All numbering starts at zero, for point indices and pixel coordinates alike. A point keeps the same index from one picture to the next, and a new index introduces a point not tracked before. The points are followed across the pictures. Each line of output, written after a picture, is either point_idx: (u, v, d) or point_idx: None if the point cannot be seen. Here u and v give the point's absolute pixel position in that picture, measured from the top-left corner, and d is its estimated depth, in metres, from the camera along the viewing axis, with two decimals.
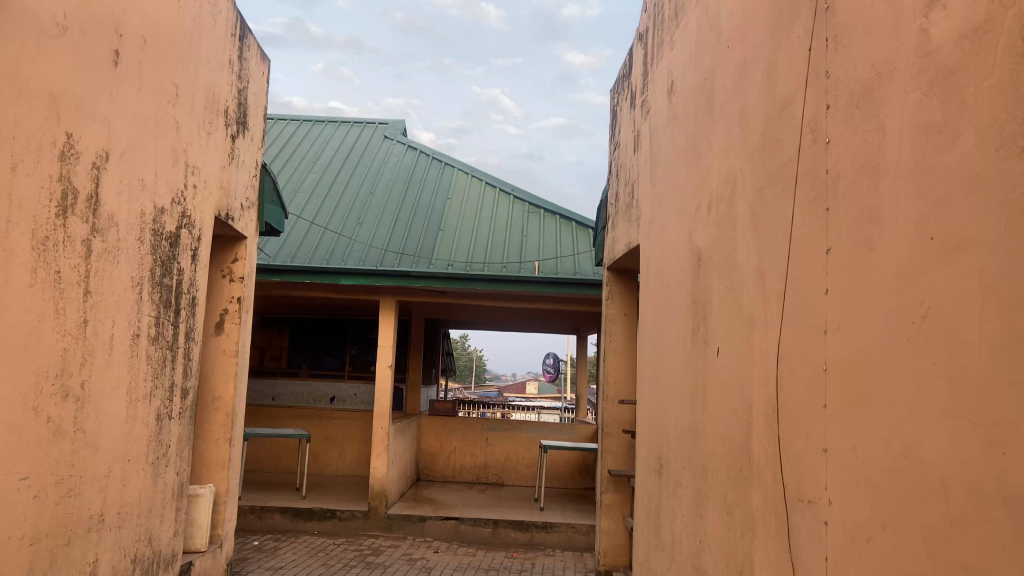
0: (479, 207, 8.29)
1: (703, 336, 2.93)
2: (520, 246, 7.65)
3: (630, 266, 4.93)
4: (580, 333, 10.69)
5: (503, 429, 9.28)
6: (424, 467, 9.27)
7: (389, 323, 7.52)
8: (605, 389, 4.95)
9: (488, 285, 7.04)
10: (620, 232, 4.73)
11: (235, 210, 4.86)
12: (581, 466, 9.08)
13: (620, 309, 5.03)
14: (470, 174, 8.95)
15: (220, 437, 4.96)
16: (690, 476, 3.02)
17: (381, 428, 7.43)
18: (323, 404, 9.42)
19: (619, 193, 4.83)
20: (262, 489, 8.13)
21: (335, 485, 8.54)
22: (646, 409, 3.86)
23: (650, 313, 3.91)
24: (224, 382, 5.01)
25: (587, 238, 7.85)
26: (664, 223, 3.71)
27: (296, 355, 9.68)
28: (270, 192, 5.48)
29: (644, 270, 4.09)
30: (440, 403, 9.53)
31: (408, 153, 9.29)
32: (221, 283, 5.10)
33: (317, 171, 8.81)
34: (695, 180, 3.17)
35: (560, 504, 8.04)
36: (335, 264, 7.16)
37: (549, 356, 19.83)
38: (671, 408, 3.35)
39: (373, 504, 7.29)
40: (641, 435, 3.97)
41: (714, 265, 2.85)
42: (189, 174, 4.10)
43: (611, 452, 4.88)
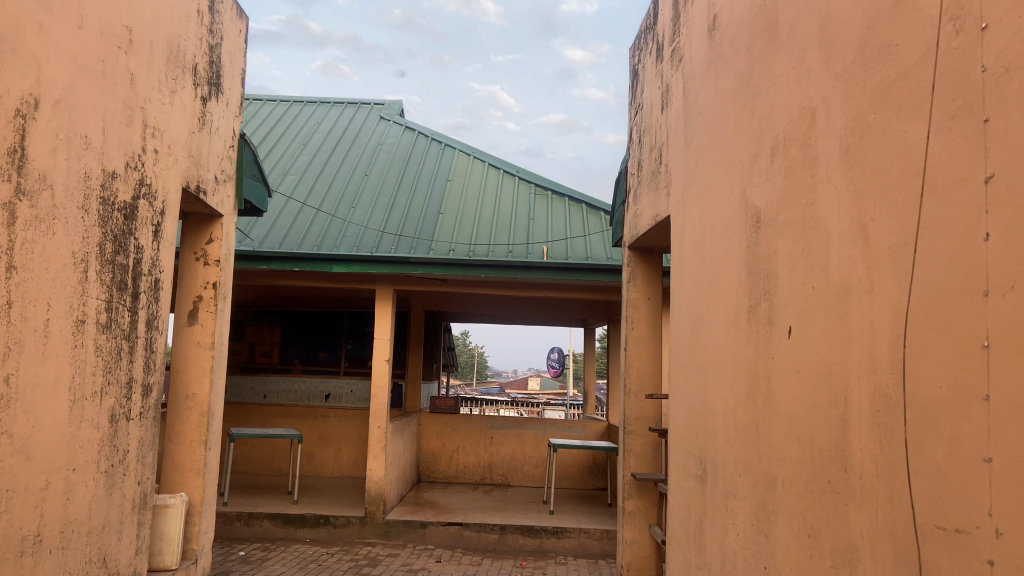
0: (482, 190, 7.70)
1: (766, 315, 2.37)
2: (526, 230, 7.07)
3: (655, 243, 4.37)
4: (588, 324, 10.13)
5: (509, 426, 8.72)
6: (425, 467, 8.73)
7: (385, 315, 6.96)
8: (628, 382, 4.38)
9: (493, 272, 6.47)
10: (644, 204, 4.16)
11: (209, 184, 4.29)
12: (592, 465, 8.54)
13: (644, 292, 4.46)
14: (472, 155, 8.37)
15: (193, 440, 4.40)
16: (749, 485, 2.47)
17: (378, 427, 6.86)
18: (318, 402, 8.86)
19: (642, 160, 4.26)
20: (251, 493, 7.57)
21: (330, 488, 7.99)
22: (683, 406, 3.29)
23: (686, 293, 3.34)
24: (198, 378, 4.45)
25: (599, 222, 7.27)
26: (703, 185, 3.14)
27: (289, 351, 9.12)
28: (250, 167, 4.90)
29: (677, 244, 3.52)
30: (441, 400, 8.97)
31: (405, 134, 8.71)
32: (194, 267, 4.52)
33: (308, 153, 8.24)
34: (749, 126, 2.60)
35: (571, 507, 7.49)
36: (326, 249, 6.60)
37: (553, 351, 19.29)
38: (719, 402, 2.79)
39: (370, 509, 6.73)
40: (675, 435, 3.42)
41: (781, 226, 2.30)
42: (148, 136, 3.53)
43: (634, 453, 4.32)
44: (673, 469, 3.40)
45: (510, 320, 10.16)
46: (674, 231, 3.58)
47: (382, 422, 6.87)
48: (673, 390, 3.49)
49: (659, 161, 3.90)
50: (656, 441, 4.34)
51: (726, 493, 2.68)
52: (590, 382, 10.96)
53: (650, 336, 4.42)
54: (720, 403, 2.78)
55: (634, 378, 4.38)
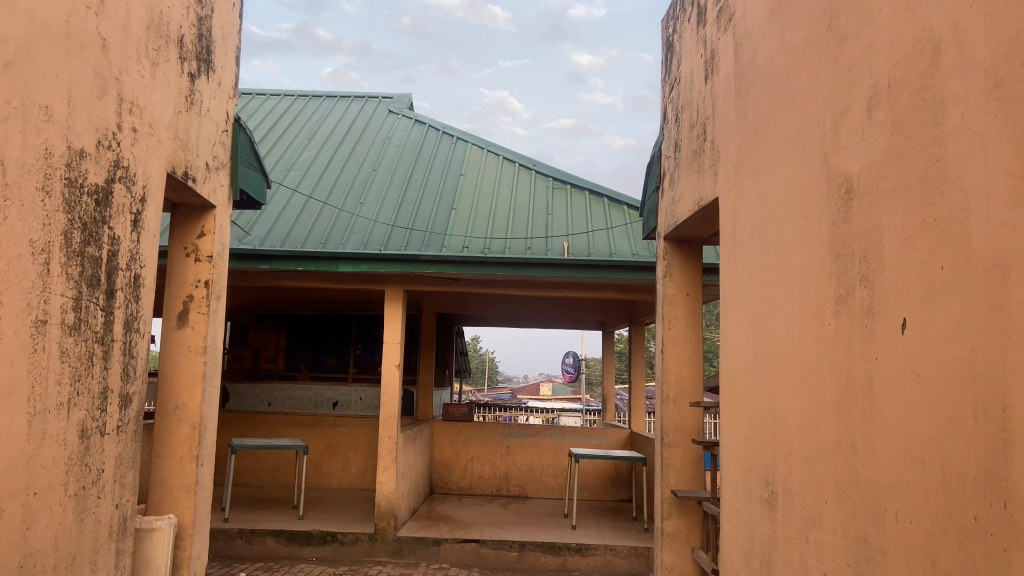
0: (497, 184, 7.26)
1: (864, 305, 1.93)
2: (545, 224, 6.62)
3: (694, 233, 3.91)
4: (606, 327, 9.69)
5: (525, 435, 8.26)
6: (438, 478, 8.29)
7: (395, 317, 6.54)
8: (665, 388, 3.93)
9: (510, 270, 6.04)
10: (683, 189, 3.71)
11: (200, 171, 3.88)
12: (615, 475, 8.08)
13: (681, 288, 4.01)
14: (486, 149, 7.93)
15: (184, 454, 3.98)
16: (842, 514, 2.01)
17: (388, 437, 6.43)
18: (325, 410, 8.47)
19: (681, 139, 3.80)
20: (254, 508, 7.13)
21: (339, 501, 7.57)
22: (739, 416, 2.84)
23: (740, 286, 2.89)
24: (189, 386, 4.03)
25: (621, 216, 6.79)
26: (763, 158, 2.69)
27: (295, 356, 8.70)
28: (246, 155, 4.49)
29: (726, 231, 3.08)
30: (454, 407, 8.50)
31: (415, 128, 8.28)
32: (184, 264, 4.10)
33: (313, 147, 7.83)
34: (834, 79, 2.15)
35: (594, 521, 7.04)
36: (331, 246, 6.19)
37: (567, 355, 18.81)
38: (793, 413, 2.34)
39: (380, 526, 6.28)
40: (729, 450, 2.96)
41: (887, 194, 1.85)
42: (125, 112, 3.11)
43: (674, 468, 3.86)
44: (727, 488, 2.94)
45: (525, 322, 9.70)
46: (723, 216, 3.14)
47: (393, 431, 6.44)
48: (725, 398, 3.04)
49: (702, 137, 3.46)
50: (697, 454, 3.88)
51: (806, 522, 2.23)
52: (608, 386, 10.50)
53: (689, 336, 3.96)
54: (794, 414, 2.33)
55: (672, 383, 3.93)
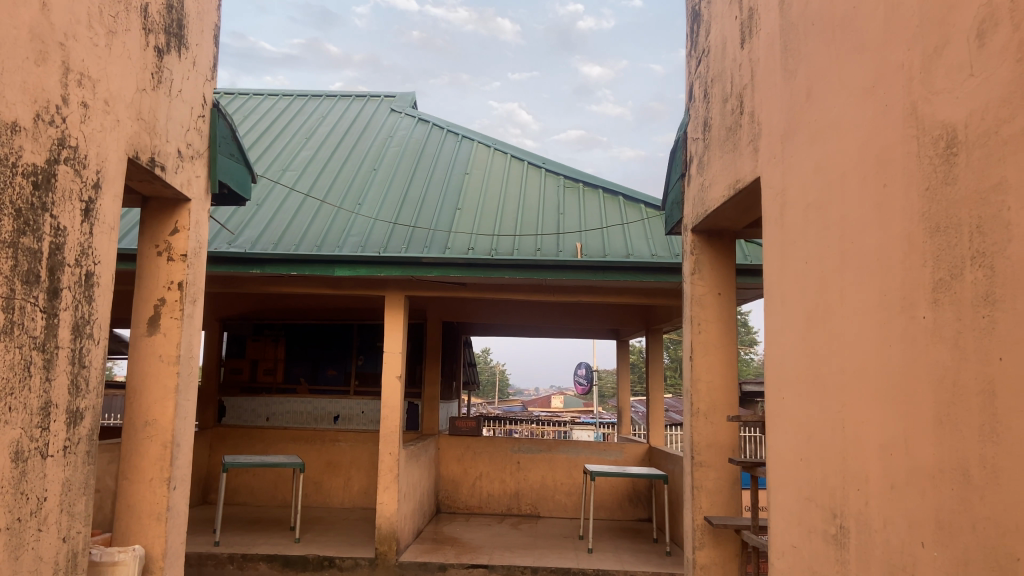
0: (505, 183, 6.82)
1: (980, 290, 1.47)
2: (556, 224, 6.16)
3: (726, 224, 3.45)
4: (621, 336, 9.24)
5: (537, 450, 7.80)
6: (445, 496, 7.81)
7: (396, 324, 6.10)
8: (695, 400, 3.47)
9: (519, 273, 5.59)
10: (715, 172, 3.26)
11: (170, 159, 3.47)
12: (632, 493, 7.62)
13: (711, 286, 3.54)
14: (493, 147, 7.51)
15: (153, 477, 3.54)
16: (951, 564, 1.54)
17: (388, 454, 5.96)
18: (326, 424, 8.03)
19: (711, 117, 3.36)
20: (248, 530, 6.69)
21: (339, 522, 7.12)
22: (793, 433, 2.38)
23: (789, 278, 2.44)
24: (160, 401, 3.60)
25: (638, 214, 6.31)
26: (822, 122, 2.24)
27: (294, 369, 8.23)
28: (226, 145, 4.08)
29: (769, 215, 2.63)
30: (461, 420, 8.01)
31: (418, 126, 7.88)
32: (155, 263, 3.68)
33: (312, 147, 7.43)
34: (926, 8, 1.70)
35: (611, 544, 6.55)
36: (328, 248, 5.78)
37: (580, 367, 18.35)
38: (873, 431, 1.87)
39: (380, 550, 5.81)
40: (778, 474, 2.50)
41: (1015, 143, 1.39)
42: (72, 84, 2.71)
43: (707, 491, 3.39)
44: (777, 520, 2.47)
45: (535, 331, 9.24)
46: (765, 198, 2.69)
47: (394, 448, 5.97)
48: (773, 411, 2.57)
49: (738, 111, 3.01)
50: (733, 475, 3.41)
51: (894, 570, 1.76)
52: (623, 398, 10.00)
53: (721, 341, 3.49)
54: (874, 431, 1.86)
55: (702, 393, 3.46)
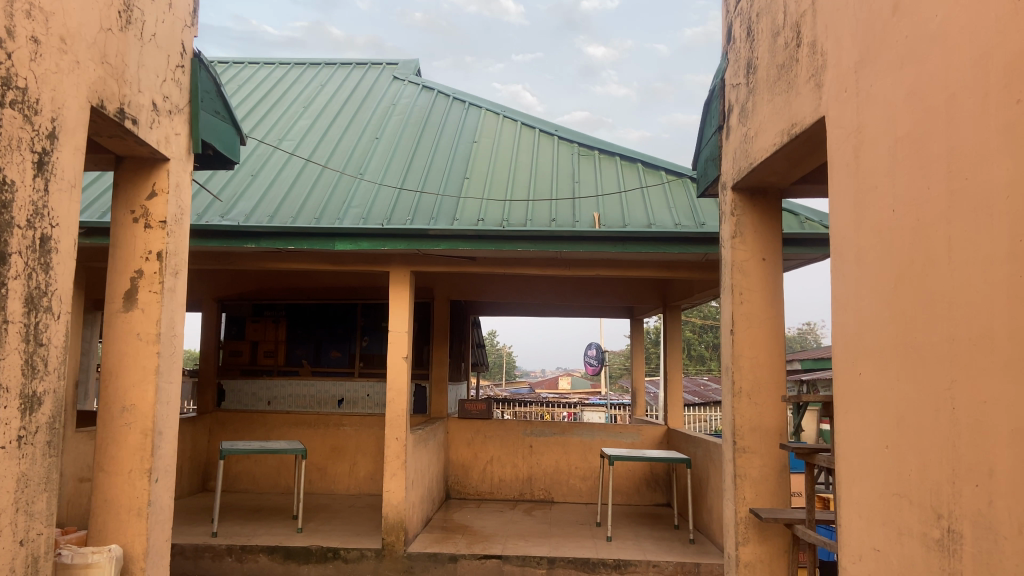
0: (515, 151, 6.40)
1: None
2: (570, 192, 5.75)
3: (771, 180, 3.05)
4: (635, 314, 8.86)
5: (550, 433, 7.46)
6: (455, 482, 7.48)
7: (402, 302, 5.73)
8: (737, 379, 3.08)
9: (532, 245, 5.21)
10: (763, 119, 2.85)
11: (143, 112, 3.08)
12: (651, 477, 7.28)
13: (755, 251, 3.13)
14: (502, 115, 7.08)
15: (133, 469, 3.18)
16: None
17: (395, 440, 5.61)
18: (330, 408, 7.69)
19: (758, 55, 2.93)
20: (248, 519, 6.38)
21: (344, 510, 6.80)
22: (875, 417, 1.99)
23: (869, 233, 2.04)
24: (138, 384, 3.23)
25: (658, 181, 5.88)
26: (919, 38, 1.84)
27: (296, 350, 7.87)
28: (209, 101, 3.68)
29: (838, 161, 2.23)
30: (470, 403, 7.62)
31: (422, 94, 7.45)
32: (131, 232, 3.29)
33: (310, 116, 7.02)
34: None
35: (631, 531, 6.20)
36: (327, 220, 5.39)
37: (589, 347, 18.01)
38: (1000, 413, 1.49)
39: (387, 540, 5.48)
40: (851, 464, 2.12)
41: None
42: (19, 15, 2.33)
43: (752, 481, 3.01)
44: (851, 518, 2.09)
45: (546, 309, 8.85)
46: (831, 140, 2.28)
47: (401, 433, 5.62)
48: (843, 390, 2.18)
49: (795, 43, 2.59)
50: (782, 463, 3.03)
51: None
52: (638, 378, 9.62)
53: (766, 312, 3.10)
54: (1005, 416, 1.47)
55: (744, 371, 3.08)
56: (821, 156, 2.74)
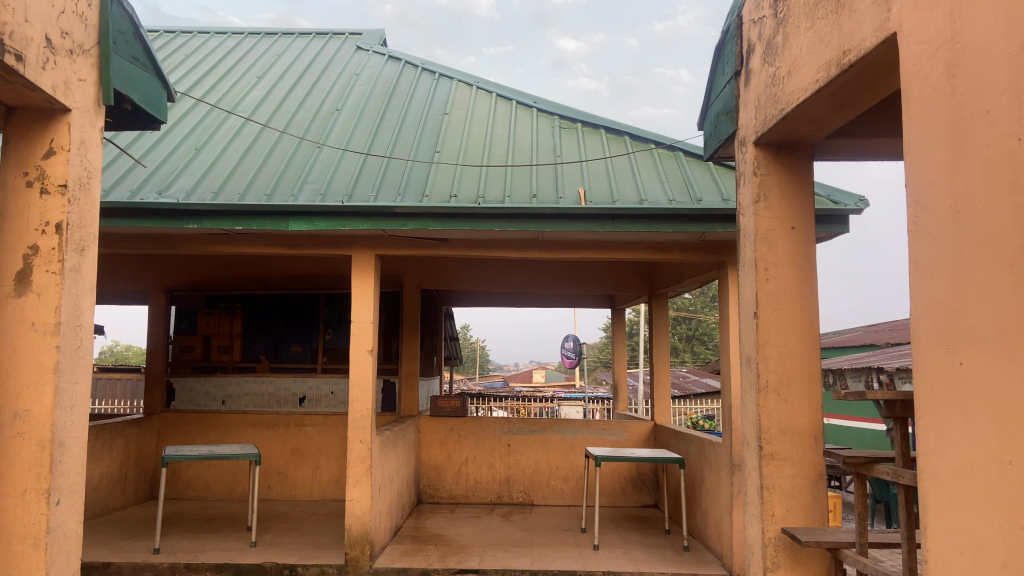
0: (490, 124, 5.83)
1: None
2: (552, 166, 5.22)
3: (803, 131, 2.54)
4: (617, 303, 8.37)
5: (529, 431, 6.94)
6: (427, 485, 6.91)
7: (366, 290, 5.14)
8: (764, 373, 2.57)
9: (511, 224, 4.67)
10: (798, 53, 2.34)
11: (32, 47, 2.48)
12: (637, 477, 6.82)
13: (781, 219, 2.62)
14: (475, 86, 6.51)
15: (27, 490, 2.57)
16: None
17: (359, 443, 5.03)
18: (291, 407, 7.07)
19: None
20: (197, 532, 5.77)
21: (305, 519, 6.21)
22: (993, 421, 1.48)
23: (979, 173, 1.54)
24: (33, 385, 2.61)
25: (648, 155, 5.36)
26: None
27: (253, 345, 7.24)
28: (124, 44, 3.06)
29: (920, 85, 1.73)
30: (442, 400, 7.03)
31: (388, 65, 6.84)
32: (24, 198, 2.68)
33: (264, 87, 6.38)
34: None
35: (619, 538, 5.70)
36: (280, 196, 4.79)
37: (565, 339, 17.53)
38: None
39: (350, 556, 4.90)
40: (948, 483, 1.60)
41: None
42: None
43: (783, 496, 2.51)
44: (950, 554, 1.59)
45: (522, 298, 8.33)
46: (908, 59, 1.79)
47: (366, 435, 5.04)
48: (932, 384, 1.68)
49: None
50: (818, 471, 2.53)
51: None
52: (620, 371, 9.14)
53: (796, 291, 2.60)
54: None
55: (772, 362, 2.57)
56: (873, 97, 2.24)
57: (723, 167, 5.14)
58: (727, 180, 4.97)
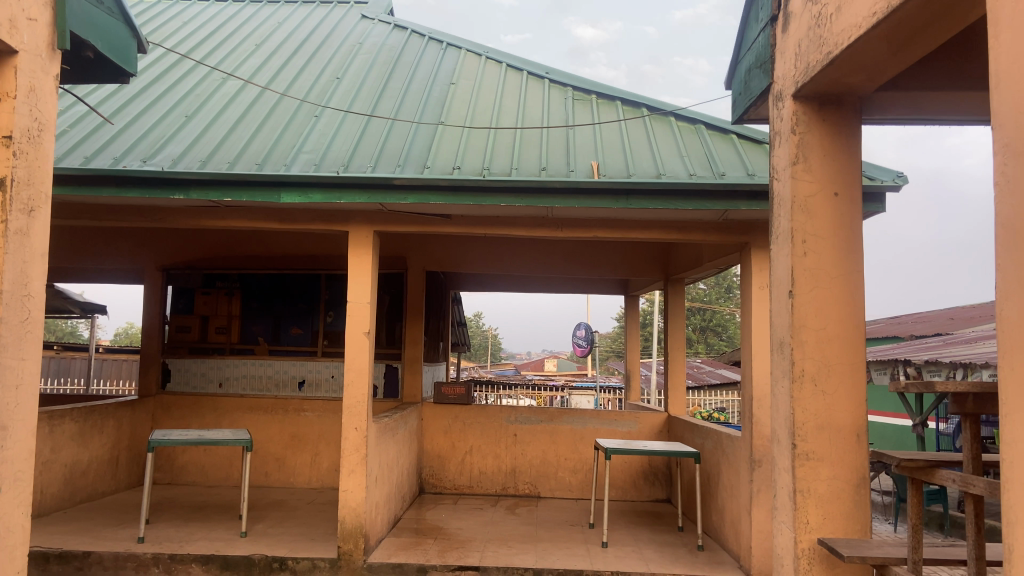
0: (499, 95, 5.49)
1: None
2: (564, 139, 4.87)
3: (851, 81, 2.19)
4: (630, 289, 8.02)
5: (536, 420, 6.64)
6: (429, 474, 6.63)
7: (363, 268, 4.83)
8: (800, 360, 2.23)
9: (517, 199, 4.34)
10: None
11: None
12: (649, 470, 6.50)
13: (823, 184, 2.27)
14: (484, 56, 6.16)
15: None
16: None
17: (354, 430, 4.73)
18: (290, 391, 6.80)
19: None
20: (186, 520, 5.52)
21: (300, 508, 5.95)
22: None
23: None
24: None
25: (667, 128, 4.99)
26: None
27: (251, 326, 6.97)
28: None
29: (1013, 4, 1.40)
30: (446, 387, 6.74)
31: (393, 33, 6.50)
32: None
33: (262, 54, 6.06)
34: None
35: (629, 535, 5.38)
36: (272, 166, 4.47)
37: (579, 328, 17.21)
38: None
39: (343, 550, 4.62)
40: None
41: None
42: None
43: (820, 503, 2.17)
44: None
45: (532, 282, 8.00)
46: None
47: (361, 422, 4.74)
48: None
49: None
50: (861, 475, 2.19)
51: None
52: (632, 361, 8.81)
53: (838, 268, 2.26)
54: None
55: (809, 349, 2.23)
56: (939, 34, 1.89)
57: (748, 141, 4.77)
58: (752, 155, 4.60)
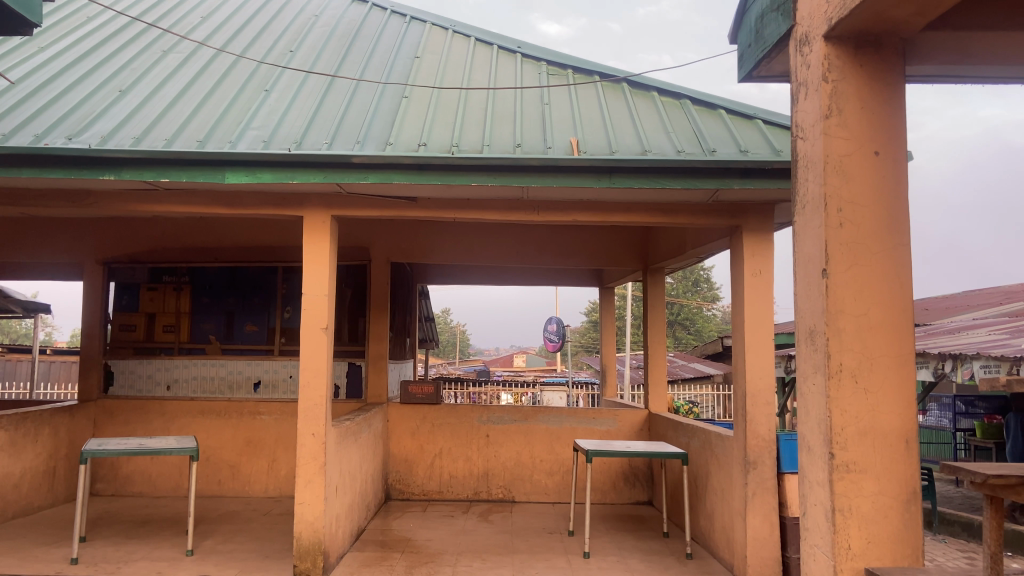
0: (467, 69, 5.06)
1: None
2: (540, 115, 4.46)
3: (897, 15, 1.90)
4: (605, 281, 7.66)
5: (510, 420, 6.24)
6: (396, 480, 6.18)
7: (320, 257, 4.38)
8: (835, 351, 1.94)
9: (489, 177, 3.92)
10: None
11: None
12: (630, 471, 6.15)
13: (857, 136, 1.98)
14: (450, 30, 5.73)
15: None
16: None
17: (311, 437, 4.28)
18: (245, 393, 6.29)
19: None
20: (128, 537, 5.02)
21: (255, 521, 5.47)
22: None
23: None
24: None
25: (649, 104, 4.62)
26: None
27: (202, 323, 6.45)
28: None
29: None
30: (414, 385, 6.31)
31: (353, 6, 6.02)
32: None
33: (208, 24, 5.56)
34: None
35: (611, 542, 5.02)
36: (214, 143, 3.99)
37: (550, 322, 16.80)
38: None
39: (300, 569, 4.17)
40: None
41: None
42: None
43: (861, 521, 1.88)
44: None
45: (503, 274, 7.59)
46: None
47: (319, 428, 4.29)
48: None
49: None
50: (910, 489, 1.91)
51: None
52: (607, 355, 8.44)
53: (874, 235, 1.97)
54: None
55: (848, 338, 1.95)
56: None
57: (738, 117, 4.41)
58: (744, 131, 4.25)
